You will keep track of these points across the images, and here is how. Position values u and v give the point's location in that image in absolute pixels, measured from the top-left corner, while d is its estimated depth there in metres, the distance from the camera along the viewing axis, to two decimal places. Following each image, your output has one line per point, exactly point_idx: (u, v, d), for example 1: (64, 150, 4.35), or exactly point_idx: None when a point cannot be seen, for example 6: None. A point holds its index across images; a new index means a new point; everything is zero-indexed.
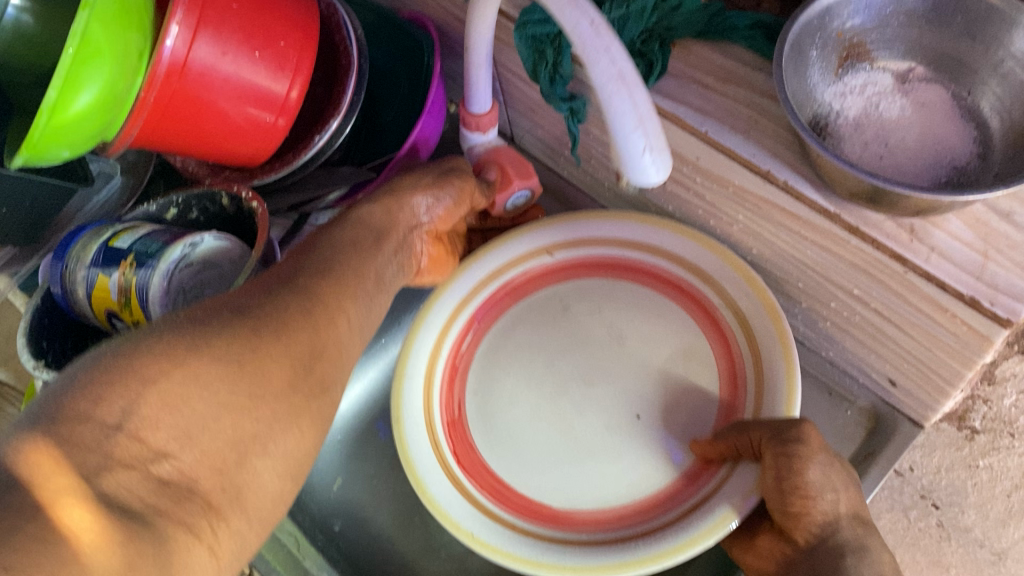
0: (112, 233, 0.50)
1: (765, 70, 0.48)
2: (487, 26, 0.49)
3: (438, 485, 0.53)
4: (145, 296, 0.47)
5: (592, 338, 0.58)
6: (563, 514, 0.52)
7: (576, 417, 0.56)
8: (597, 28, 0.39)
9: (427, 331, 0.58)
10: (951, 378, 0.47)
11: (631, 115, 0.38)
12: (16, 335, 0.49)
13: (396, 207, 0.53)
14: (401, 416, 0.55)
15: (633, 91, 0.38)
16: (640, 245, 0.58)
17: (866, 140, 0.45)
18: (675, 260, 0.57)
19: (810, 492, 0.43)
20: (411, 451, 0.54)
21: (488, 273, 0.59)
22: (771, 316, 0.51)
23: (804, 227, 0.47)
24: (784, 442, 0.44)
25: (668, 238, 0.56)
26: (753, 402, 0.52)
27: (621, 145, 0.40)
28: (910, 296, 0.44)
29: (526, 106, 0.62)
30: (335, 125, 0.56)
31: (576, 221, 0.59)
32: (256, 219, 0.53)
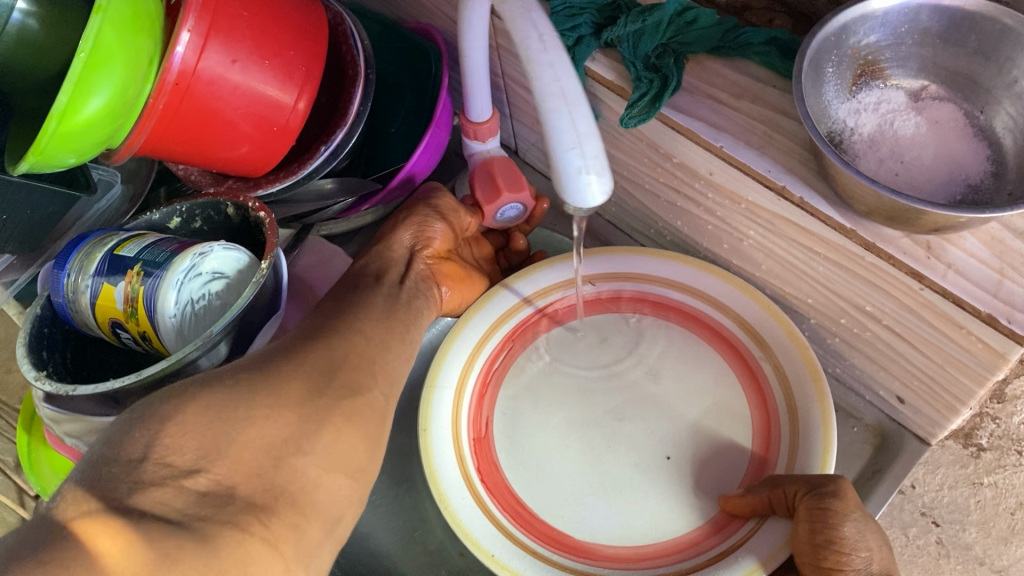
0: (118, 242, 0.49)
1: (779, 86, 0.48)
2: (478, 44, 0.48)
3: (457, 499, 0.52)
4: (151, 305, 0.46)
5: (619, 370, 0.58)
6: (584, 546, 0.52)
7: (607, 452, 0.55)
8: (545, 41, 0.39)
9: (462, 345, 0.58)
10: (962, 396, 0.48)
11: (572, 134, 0.39)
12: (16, 344, 0.48)
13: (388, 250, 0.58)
14: (428, 425, 0.55)
15: (574, 109, 0.39)
16: (675, 284, 0.58)
17: (882, 157, 0.45)
18: (708, 300, 0.57)
19: (845, 548, 0.42)
20: (436, 462, 0.54)
21: (538, 289, 0.60)
22: (798, 347, 0.52)
23: (819, 244, 0.47)
24: (820, 497, 0.44)
25: (709, 282, 0.57)
26: (786, 464, 0.51)
27: (560, 165, 0.40)
28: (925, 313, 0.44)
29: (533, 119, 0.62)
30: (341, 136, 0.56)
31: (622, 257, 0.59)
32: (263, 230, 0.52)
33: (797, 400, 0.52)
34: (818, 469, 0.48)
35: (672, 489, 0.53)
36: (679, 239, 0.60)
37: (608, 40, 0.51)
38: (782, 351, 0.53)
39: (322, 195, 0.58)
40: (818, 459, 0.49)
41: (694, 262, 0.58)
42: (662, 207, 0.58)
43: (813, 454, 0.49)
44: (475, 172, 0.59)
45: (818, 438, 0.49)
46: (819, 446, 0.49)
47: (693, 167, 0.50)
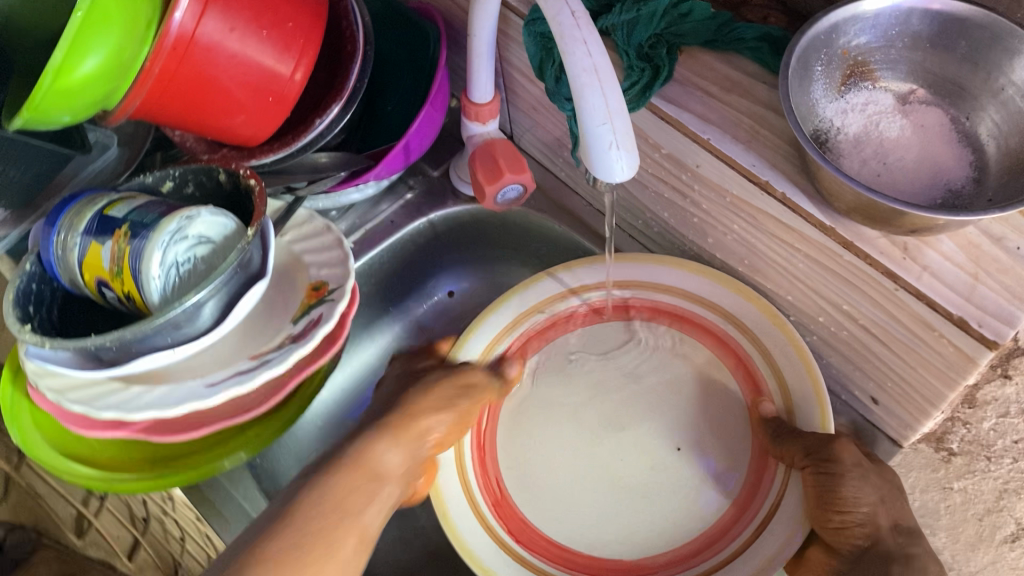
0: (108, 202, 0.50)
1: (769, 82, 0.49)
2: (489, 15, 0.50)
3: (461, 517, 0.53)
4: (137, 265, 0.47)
5: (614, 378, 0.58)
6: (637, 564, 0.51)
7: (617, 460, 0.55)
8: (577, 19, 0.40)
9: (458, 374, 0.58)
10: (933, 400, 0.48)
11: (602, 110, 0.40)
12: (3, 297, 0.49)
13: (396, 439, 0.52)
14: (446, 510, 0.53)
15: (606, 85, 0.40)
16: (668, 289, 0.58)
17: (865, 157, 0.45)
18: (698, 300, 0.57)
19: (845, 506, 0.46)
20: (467, 541, 0.52)
21: (541, 304, 0.60)
22: (796, 351, 0.52)
23: (799, 240, 0.47)
24: (820, 462, 0.47)
25: (688, 279, 0.58)
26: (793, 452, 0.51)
27: (589, 140, 0.41)
28: (899, 315, 0.45)
29: (528, 104, 0.62)
30: (336, 112, 0.57)
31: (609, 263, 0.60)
32: (251, 198, 0.52)
33: (795, 398, 0.52)
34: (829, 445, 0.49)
35: (674, 489, 0.53)
36: (667, 232, 0.61)
37: (603, 29, 0.52)
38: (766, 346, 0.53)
39: (316, 168, 0.60)
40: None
41: (672, 261, 0.58)
42: (650, 198, 0.58)
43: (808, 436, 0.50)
44: (475, 154, 0.60)
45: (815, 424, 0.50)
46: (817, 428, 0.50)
47: (680, 158, 0.51)
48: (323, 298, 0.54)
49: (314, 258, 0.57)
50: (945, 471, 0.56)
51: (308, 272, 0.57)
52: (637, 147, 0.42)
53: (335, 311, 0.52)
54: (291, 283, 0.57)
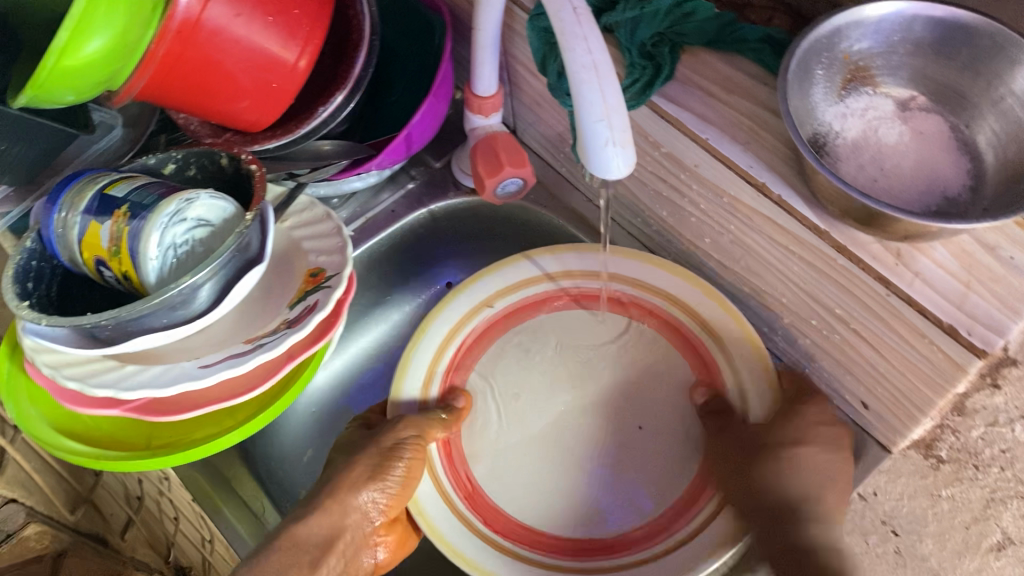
0: (109, 182, 0.50)
1: (770, 84, 0.49)
2: (494, 9, 0.50)
3: (434, 508, 0.55)
4: (135, 246, 0.47)
5: (575, 366, 0.61)
6: (609, 543, 0.54)
7: (578, 443, 0.58)
8: (579, 16, 0.40)
9: (428, 341, 0.60)
10: (922, 406, 0.48)
11: (600, 107, 0.40)
12: (3, 272, 0.49)
13: (340, 512, 0.55)
14: (419, 504, 0.55)
15: (605, 82, 0.40)
16: (636, 283, 0.61)
17: (863, 162, 0.45)
18: (665, 296, 0.60)
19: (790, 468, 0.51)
20: (443, 533, 0.53)
21: (515, 283, 0.62)
22: (749, 342, 0.55)
23: (793, 242, 0.47)
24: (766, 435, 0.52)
25: (661, 277, 0.60)
26: None
27: (586, 137, 0.41)
28: (890, 320, 0.45)
29: (531, 98, 0.62)
30: (339, 100, 0.57)
31: (579, 254, 0.63)
32: (252, 183, 0.53)
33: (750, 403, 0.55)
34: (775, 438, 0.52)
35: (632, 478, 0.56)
36: (664, 231, 0.61)
37: (607, 26, 0.52)
38: (731, 348, 0.56)
39: (318, 155, 0.60)
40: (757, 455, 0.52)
41: (647, 259, 0.61)
42: (649, 196, 0.58)
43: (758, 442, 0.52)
44: (477, 146, 0.60)
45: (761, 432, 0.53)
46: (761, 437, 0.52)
47: (679, 157, 0.51)
48: (321, 285, 0.54)
49: (314, 244, 0.58)
50: (933, 478, 0.58)
51: (306, 258, 0.57)
52: (634, 144, 0.42)
53: (332, 297, 0.52)
54: (289, 268, 0.57)
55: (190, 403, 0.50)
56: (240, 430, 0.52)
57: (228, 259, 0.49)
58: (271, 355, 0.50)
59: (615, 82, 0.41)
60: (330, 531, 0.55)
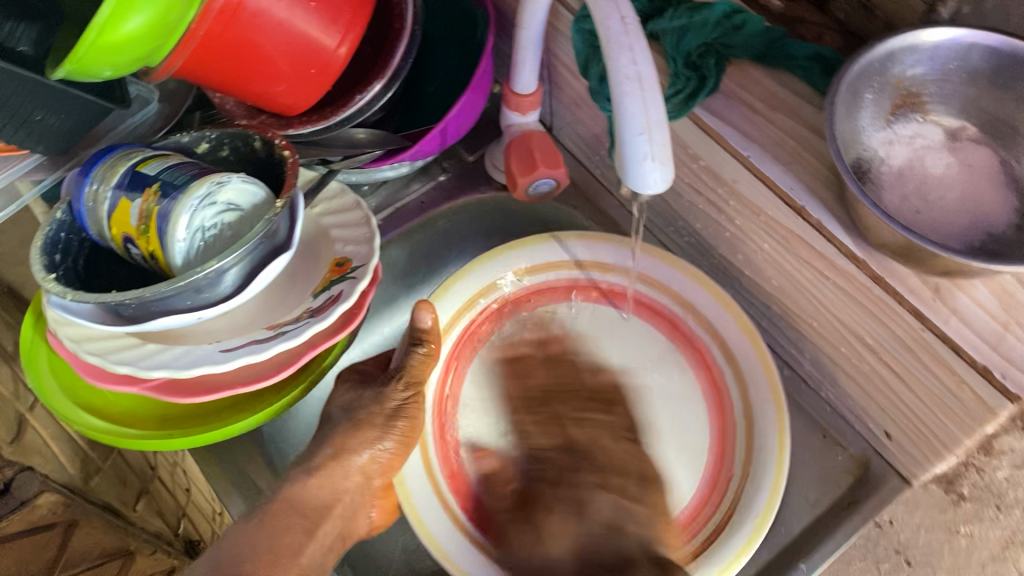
0: (142, 158, 0.50)
1: (817, 104, 0.48)
2: (539, 9, 0.49)
3: (417, 484, 0.55)
4: (164, 226, 0.47)
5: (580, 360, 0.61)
6: None
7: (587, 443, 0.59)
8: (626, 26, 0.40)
9: (471, 279, 0.61)
10: (948, 443, 0.47)
11: (641, 120, 0.39)
12: (31, 243, 0.49)
13: (339, 474, 0.55)
14: (402, 471, 0.56)
15: (647, 94, 0.39)
16: (670, 292, 0.60)
17: (906, 193, 0.44)
18: (693, 310, 0.59)
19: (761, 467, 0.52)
20: (414, 500, 0.54)
21: (535, 265, 0.63)
22: (773, 394, 0.53)
23: (829, 268, 0.46)
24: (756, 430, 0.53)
25: (690, 287, 0.59)
26: (743, 450, 0.53)
27: (625, 150, 0.40)
28: (923, 356, 0.44)
29: (570, 99, 0.61)
30: (377, 89, 0.56)
31: (605, 249, 0.62)
32: (284, 168, 0.52)
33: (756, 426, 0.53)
34: (774, 462, 0.51)
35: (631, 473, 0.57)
36: (697, 242, 0.60)
37: (653, 32, 0.51)
38: (747, 376, 0.55)
39: (352, 143, 0.59)
40: (752, 523, 0.50)
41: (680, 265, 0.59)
42: (684, 207, 0.57)
43: (759, 494, 0.51)
44: (512, 144, 0.60)
45: (762, 495, 0.51)
46: (765, 495, 0.50)
47: (718, 172, 0.50)
48: (346, 275, 0.54)
49: (341, 234, 0.57)
50: (953, 514, 0.60)
51: (333, 248, 0.57)
52: (673, 161, 0.41)
53: (356, 289, 0.51)
54: (316, 256, 0.57)
55: (208, 387, 0.50)
56: (256, 416, 0.52)
57: (255, 245, 0.48)
58: (291, 344, 0.49)
59: (659, 95, 0.40)
60: (329, 496, 0.55)
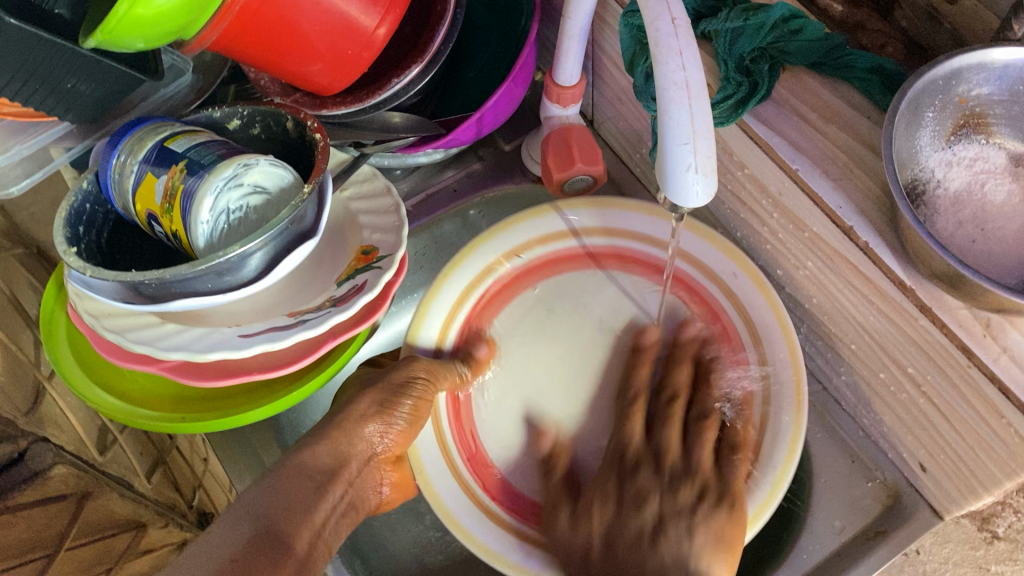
0: (171, 133, 0.49)
1: (873, 118, 0.45)
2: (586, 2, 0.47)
3: (432, 465, 0.53)
4: (187, 205, 0.46)
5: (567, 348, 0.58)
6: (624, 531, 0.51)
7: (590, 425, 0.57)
8: (676, 28, 0.37)
9: (478, 257, 0.59)
10: (986, 482, 0.44)
11: (687, 130, 0.37)
12: (55, 214, 0.48)
13: (345, 441, 0.53)
14: (414, 448, 0.54)
15: (695, 103, 0.37)
16: (684, 253, 0.57)
17: (962, 218, 0.42)
18: (726, 292, 0.55)
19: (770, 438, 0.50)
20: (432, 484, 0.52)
21: (544, 235, 0.60)
22: (790, 360, 0.51)
23: (875, 293, 0.44)
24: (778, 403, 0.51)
25: (698, 244, 0.56)
26: (757, 423, 0.51)
27: (666, 159, 0.38)
28: (967, 392, 0.41)
29: (613, 93, 0.59)
30: (414, 74, 0.55)
31: (618, 211, 0.60)
32: (315, 151, 0.51)
33: (772, 398, 0.51)
34: (789, 430, 0.49)
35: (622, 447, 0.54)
36: None
37: (705, 32, 0.49)
38: (774, 377, 0.51)
39: (387, 127, 0.57)
40: (762, 495, 0.48)
41: (709, 234, 0.56)
42: (725, 213, 0.55)
43: (765, 475, 0.49)
44: (550, 137, 0.58)
45: (773, 471, 0.49)
46: (774, 474, 0.48)
47: (763, 183, 0.48)
48: (371, 264, 0.52)
49: (369, 220, 0.56)
50: (986, 551, 0.60)
51: (360, 233, 0.55)
52: (718, 172, 0.39)
53: (380, 280, 0.50)
54: (343, 241, 0.56)
55: (225, 371, 0.49)
56: (272, 404, 0.51)
57: (280, 230, 0.47)
58: (310, 333, 0.48)
59: (707, 103, 0.38)
60: (335, 460, 0.52)
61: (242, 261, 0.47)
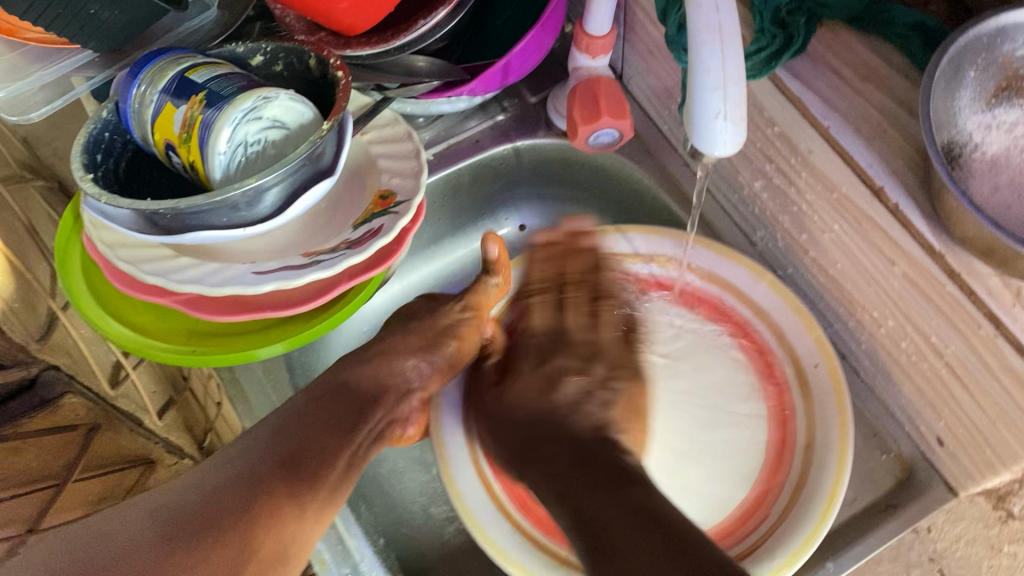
0: (192, 64, 0.48)
1: (912, 77, 0.43)
2: None
3: (452, 443, 0.53)
4: (204, 136, 0.45)
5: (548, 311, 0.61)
6: None
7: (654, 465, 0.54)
8: None
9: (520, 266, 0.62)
10: (1005, 458, 0.43)
11: (717, 74, 0.36)
12: (73, 141, 0.48)
13: (385, 370, 0.55)
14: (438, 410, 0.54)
15: (727, 49, 0.36)
16: (725, 283, 0.58)
17: (999, 184, 0.39)
18: (761, 313, 0.56)
19: (818, 455, 0.50)
20: (450, 463, 0.52)
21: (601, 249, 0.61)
22: (826, 361, 0.51)
23: (901, 257, 0.43)
24: (820, 418, 0.51)
25: (708, 258, 0.59)
26: (803, 447, 0.51)
27: (695, 104, 0.37)
28: (991, 361, 0.40)
29: (645, 47, 0.58)
30: (441, 17, 0.54)
31: (665, 235, 0.60)
32: (336, 90, 0.50)
33: (816, 418, 0.51)
34: (835, 446, 0.49)
35: (698, 479, 0.53)
36: (761, 216, 0.57)
37: None
38: (812, 379, 0.52)
39: (411, 71, 0.57)
40: (819, 508, 0.47)
41: (732, 254, 0.58)
42: (752, 175, 0.54)
43: (822, 480, 0.48)
44: (577, 88, 0.57)
45: (827, 473, 0.49)
46: (830, 478, 0.48)
47: (793, 140, 0.47)
48: (388, 209, 0.51)
49: (389, 164, 0.55)
50: None
51: (379, 177, 0.55)
52: (748, 121, 0.38)
53: (396, 225, 0.49)
54: (362, 184, 0.55)
55: (245, 308, 0.49)
56: (285, 342, 0.51)
57: (297, 166, 0.46)
58: (324, 274, 0.47)
59: (741, 48, 0.37)
60: (376, 388, 0.54)
61: (258, 195, 0.46)
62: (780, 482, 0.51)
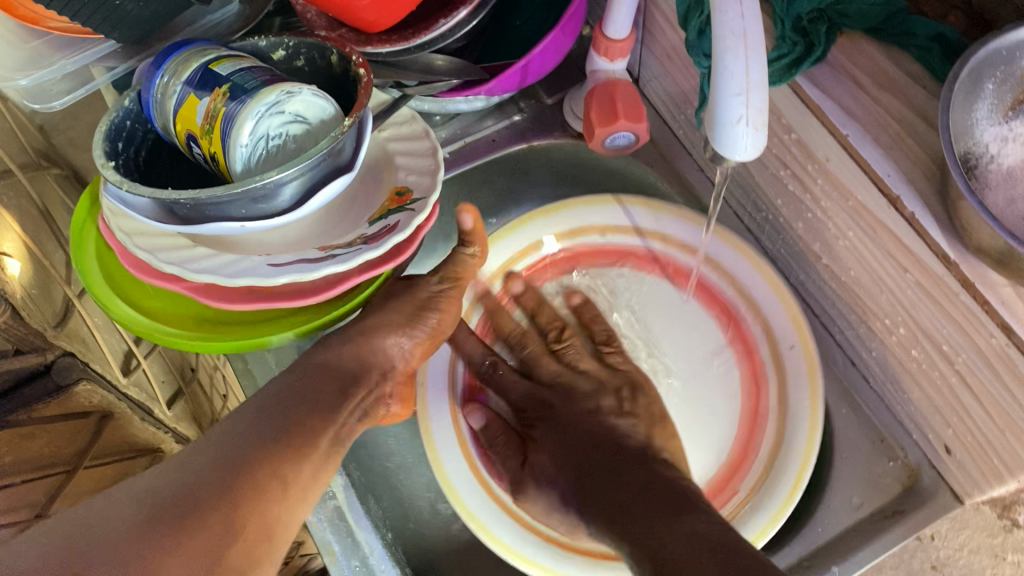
0: (216, 56, 0.48)
1: (931, 88, 0.43)
2: None
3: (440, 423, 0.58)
4: (227, 129, 0.46)
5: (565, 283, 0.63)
6: None
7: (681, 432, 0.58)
8: None
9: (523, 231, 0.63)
10: (1012, 467, 0.44)
11: (741, 80, 0.36)
12: (95, 129, 0.48)
13: (366, 349, 0.56)
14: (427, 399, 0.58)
15: (751, 55, 0.36)
16: (716, 265, 0.59)
17: (1014, 197, 0.40)
18: (751, 301, 0.58)
19: (786, 440, 0.53)
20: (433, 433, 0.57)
21: (604, 225, 0.63)
22: (808, 360, 0.54)
23: (915, 265, 0.43)
24: (790, 404, 0.54)
25: (723, 249, 0.59)
26: (774, 429, 0.55)
27: (717, 108, 0.38)
28: (1001, 370, 0.41)
29: (663, 51, 0.58)
30: (461, 16, 0.54)
31: (662, 212, 0.62)
32: (358, 86, 0.51)
33: (790, 405, 0.54)
34: (803, 437, 0.53)
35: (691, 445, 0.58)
36: (775, 221, 0.57)
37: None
38: (792, 370, 0.55)
39: (429, 69, 0.56)
40: (786, 488, 0.52)
41: (741, 247, 0.58)
42: (768, 180, 0.54)
43: (789, 464, 0.53)
44: (595, 90, 0.57)
45: (798, 443, 0.53)
46: (793, 472, 0.52)
47: (810, 147, 0.47)
48: (405, 207, 0.51)
49: (406, 161, 0.55)
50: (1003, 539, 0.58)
51: (396, 174, 0.55)
52: (769, 126, 0.38)
53: (412, 222, 0.49)
54: (380, 181, 0.56)
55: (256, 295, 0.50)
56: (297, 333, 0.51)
57: (317, 162, 0.46)
58: (340, 269, 0.48)
59: (764, 55, 0.37)
60: (357, 363, 0.55)
61: (276, 189, 0.46)
62: (753, 456, 0.55)
